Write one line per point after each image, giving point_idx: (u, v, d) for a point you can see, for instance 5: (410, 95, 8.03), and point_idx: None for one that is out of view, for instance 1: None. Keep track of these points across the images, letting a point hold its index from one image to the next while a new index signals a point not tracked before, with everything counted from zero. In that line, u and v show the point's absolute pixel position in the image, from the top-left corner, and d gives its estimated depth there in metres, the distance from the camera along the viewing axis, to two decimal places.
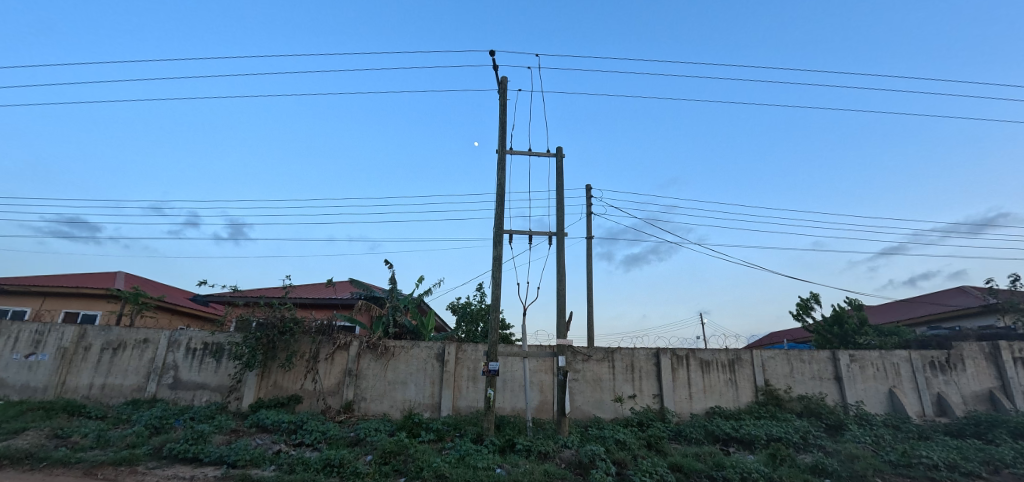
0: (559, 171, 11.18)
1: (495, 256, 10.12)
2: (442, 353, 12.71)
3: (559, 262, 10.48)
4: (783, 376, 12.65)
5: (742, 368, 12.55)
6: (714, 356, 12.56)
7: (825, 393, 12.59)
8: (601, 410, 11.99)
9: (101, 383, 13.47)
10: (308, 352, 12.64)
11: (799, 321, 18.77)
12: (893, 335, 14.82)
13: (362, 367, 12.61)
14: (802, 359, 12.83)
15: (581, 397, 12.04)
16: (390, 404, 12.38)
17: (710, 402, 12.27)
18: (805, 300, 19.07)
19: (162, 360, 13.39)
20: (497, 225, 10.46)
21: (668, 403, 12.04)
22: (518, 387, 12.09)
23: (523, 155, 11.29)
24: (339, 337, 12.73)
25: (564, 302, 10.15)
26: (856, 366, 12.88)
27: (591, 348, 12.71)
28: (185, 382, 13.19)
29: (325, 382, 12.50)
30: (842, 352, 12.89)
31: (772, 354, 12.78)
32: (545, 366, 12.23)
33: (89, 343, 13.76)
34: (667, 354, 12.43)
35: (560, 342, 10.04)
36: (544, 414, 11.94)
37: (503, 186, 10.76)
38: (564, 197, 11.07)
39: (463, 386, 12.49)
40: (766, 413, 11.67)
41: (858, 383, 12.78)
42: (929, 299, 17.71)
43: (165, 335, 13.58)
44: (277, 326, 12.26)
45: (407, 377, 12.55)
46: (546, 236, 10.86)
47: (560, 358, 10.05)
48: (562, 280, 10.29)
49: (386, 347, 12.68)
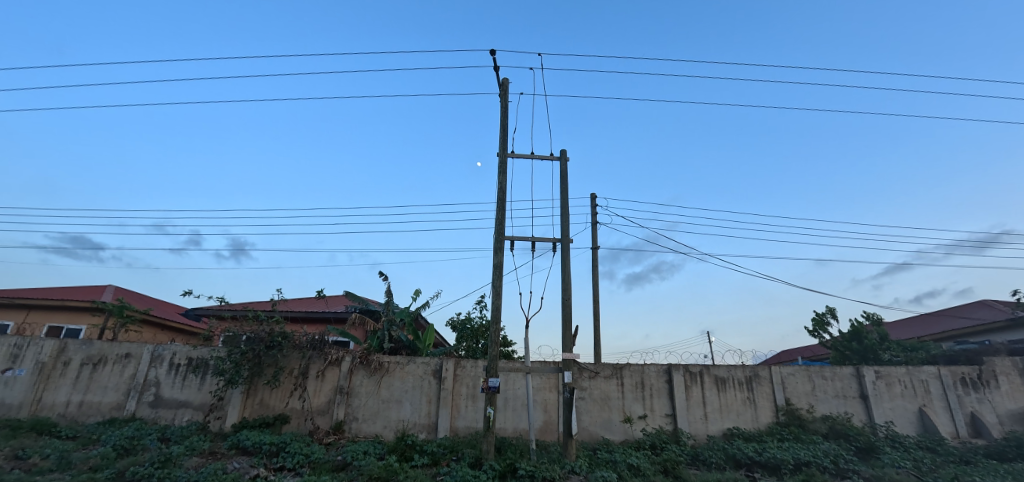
0: (564, 175, 10.53)
1: (495, 263, 9.42)
2: (440, 369, 11.93)
3: (564, 271, 9.77)
4: (804, 394, 11.81)
5: (761, 385, 11.73)
6: (731, 373, 11.73)
7: (851, 412, 11.74)
8: (610, 431, 11.14)
9: (79, 400, 12.70)
10: (297, 368, 11.86)
11: (816, 337, 17.90)
12: (918, 350, 13.97)
13: (355, 384, 11.83)
14: (824, 375, 12.00)
15: (588, 417, 11.20)
16: (383, 424, 11.56)
17: (727, 422, 11.41)
18: (821, 314, 18.25)
19: (143, 376, 12.64)
20: (498, 231, 9.79)
21: (682, 424, 11.19)
22: (521, 405, 11.30)
23: (526, 158, 10.68)
24: (331, 352, 11.96)
25: (571, 313, 9.41)
26: (882, 383, 12.03)
27: (598, 364, 11.92)
28: (167, 400, 12.42)
29: (315, 401, 11.70)
30: (867, 368, 12.05)
31: (792, 371, 11.95)
32: (550, 383, 11.45)
33: (68, 357, 13.02)
34: (680, 371, 11.61)
35: (565, 357, 9.26)
36: (548, 435, 11.08)
37: (503, 190, 10.12)
38: (568, 202, 10.42)
39: (462, 405, 11.68)
40: (789, 435, 10.78)
41: (886, 402, 11.92)
42: (953, 312, 16.75)
43: (148, 350, 12.84)
44: (264, 340, 11.56)
45: (402, 395, 11.75)
46: (550, 243, 10.18)
47: (566, 374, 9.21)
48: (567, 289, 9.57)
49: (380, 363, 11.93)
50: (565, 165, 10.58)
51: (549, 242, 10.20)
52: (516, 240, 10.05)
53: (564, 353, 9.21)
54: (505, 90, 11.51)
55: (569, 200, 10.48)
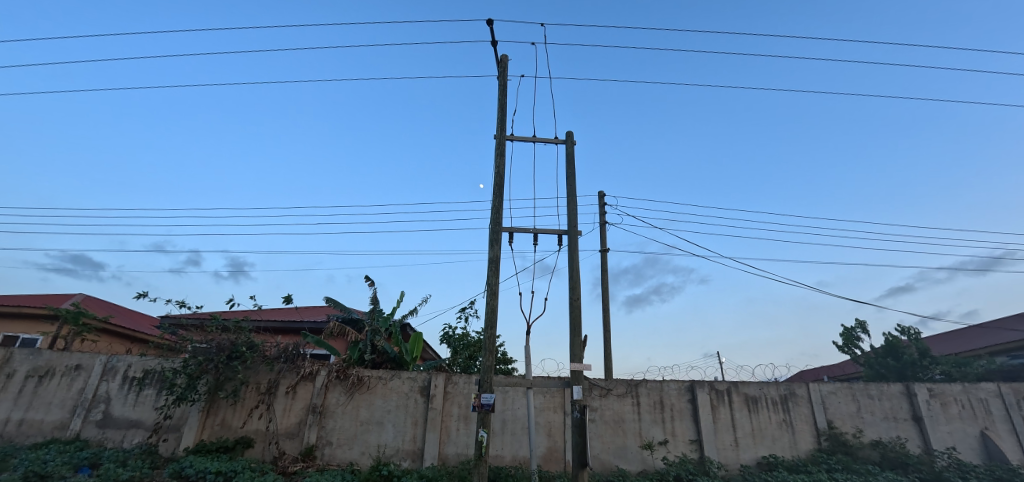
0: (571, 160, 9.14)
1: (490, 257, 7.98)
2: (428, 385, 10.38)
3: (571, 266, 8.33)
4: (849, 417, 10.21)
5: (798, 406, 10.15)
6: (763, 391, 10.18)
7: (904, 437, 10.13)
8: (625, 460, 9.53)
9: (19, 418, 11.12)
10: (264, 384, 10.37)
11: (847, 353, 16.29)
12: (968, 365, 12.36)
13: (330, 403, 10.27)
14: (869, 394, 10.42)
15: (600, 443, 9.61)
16: (361, 450, 9.97)
17: (762, 449, 9.80)
18: (850, 328, 16.64)
19: (93, 391, 11.10)
20: (494, 221, 8.38)
21: (709, 452, 9.58)
22: (521, 429, 9.72)
23: (527, 141, 9.30)
24: (304, 365, 10.44)
25: (580, 315, 7.92)
26: (937, 403, 10.43)
27: (610, 380, 10.36)
28: (116, 419, 10.86)
29: (283, 421, 10.15)
30: (918, 386, 10.47)
31: (833, 389, 10.36)
32: (554, 402, 9.88)
33: (12, 369, 11.50)
34: (704, 389, 10.04)
35: (574, 369, 7.73)
36: (553, 465, 9.48)
37: (500, 173, 8.74)
38: (575, 188, 9.03)
39: (453, 428, 10.09)
40: (838, 465, 9.19)
41: (942, 426, 10.30)
42: (997, 324, 15.13)
43: (100, 361, 11.31)
44: (226, 351, 10.00)
45: (384, 417, 10.19)
46: (555, 235, 8.72)
47: (574, 390, 7.68)
48: (575, 287, 8.12)
49: (359, 378, 10.38)
50: (572, 148, 9.19)
51: (554, 234, 8.74)
52: (515, 232, 8.62)
53: (572, 362, 7.70)
54: (504, 68, 10.12)
55: (576, 189, 9.05)
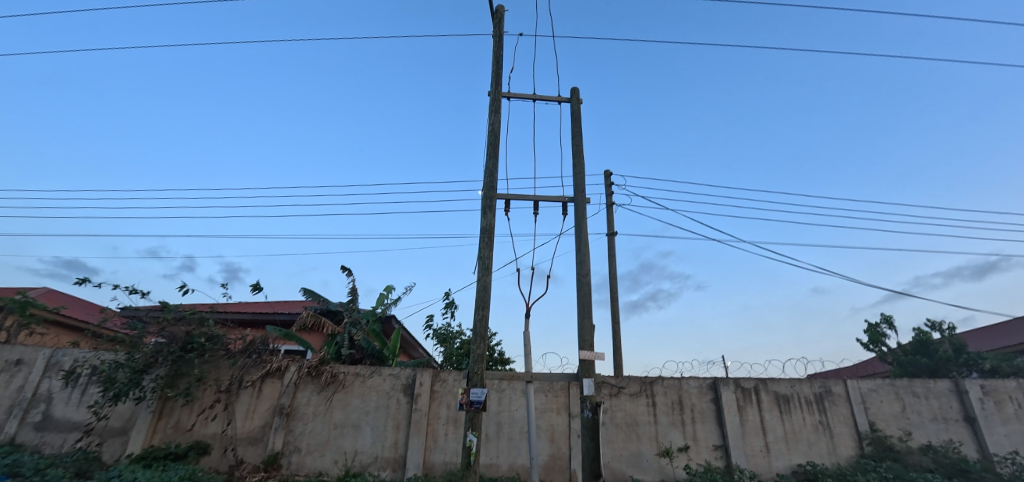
0: (576, 118, 7.89)
1: (482, 227, 6.70)
2: (412, 383, 9.05)
3: (577, 236, 7.08)
4: (894, 418, 8.93)
5: (836, 406, 8.87)
6: (796, 389, 8.89)
7: (957, 441, 8.86)
8: (640, 469, 8.23)
9: None
10: (225, 381, 9.01)
11: (871, 351, 15.07)
12: (1016, 359, 11.09)
13: (299, 404, 8.94)
14: (915, 392, 9.11)
15: (611, 450, 8.31)
16: (333, 458, 8.63)
17: (797, 456, 8.50)
18: (875, 323, 15.40)
19: (33, 389, 9.72)
20: (487, 185, 7.11)
21: (737, 459, 8.28)
22: (519, 434, 8.41)
23: (526, 98, 8.06)
24: (271, 360, 9.10)
25: (588, 294, 6.64)
26: (991, 401, 9.15)
27: (620, 376, 9.07)
28: (57, 421, 9.49)
29: (245, 425, 8.82)
30: (970, 382, 9.18)
31: (874, 386, 9.05)
32: (557, 403, 8.57)
33: None
34: (729, 387, 8.73)
35: (582, 358, 6.41)
36: (556, 475, 8.16)
37: (494, 130, 7.48)
38: (581, 149, 7.80)
39: (440, 433, 8.76)
40: (889, 474, 7.92)
41: (999, 427, 9.01)
42: None
43: (43, 355, 9.92)
44: (179, 343, 8.64)
45: (361, 419, 8.85)
46: (559, 204, 7.48)
47: (583, 384, 6.37)
48: (581, 261, 6.86)
49: (333, 376, 9.04)
50: (577, 106, 7.94)
51: (558, 203, 7.48)
52: (512, 200, 7.35)
53: (581, 350, 6.41)
54: (499, 19, 8.88)
55: (583, 151, 7.80)
